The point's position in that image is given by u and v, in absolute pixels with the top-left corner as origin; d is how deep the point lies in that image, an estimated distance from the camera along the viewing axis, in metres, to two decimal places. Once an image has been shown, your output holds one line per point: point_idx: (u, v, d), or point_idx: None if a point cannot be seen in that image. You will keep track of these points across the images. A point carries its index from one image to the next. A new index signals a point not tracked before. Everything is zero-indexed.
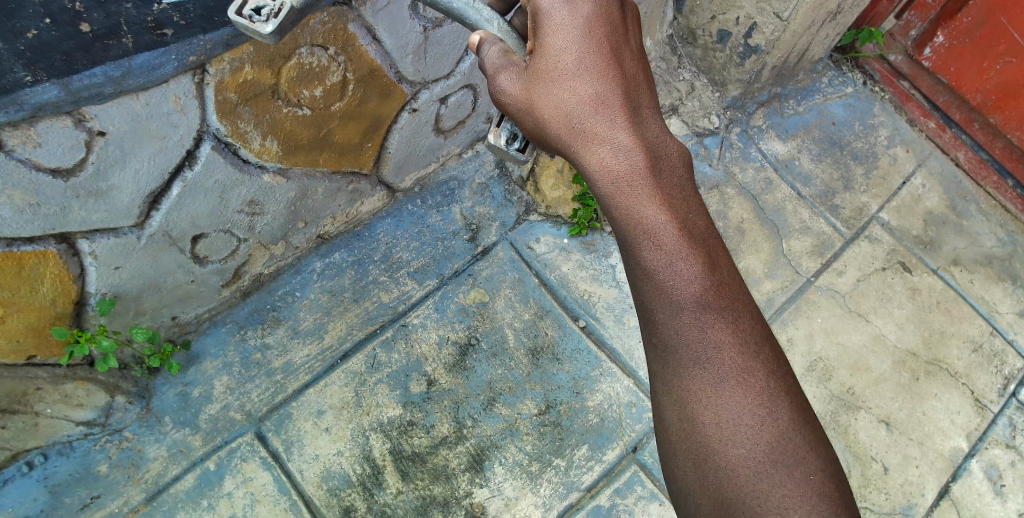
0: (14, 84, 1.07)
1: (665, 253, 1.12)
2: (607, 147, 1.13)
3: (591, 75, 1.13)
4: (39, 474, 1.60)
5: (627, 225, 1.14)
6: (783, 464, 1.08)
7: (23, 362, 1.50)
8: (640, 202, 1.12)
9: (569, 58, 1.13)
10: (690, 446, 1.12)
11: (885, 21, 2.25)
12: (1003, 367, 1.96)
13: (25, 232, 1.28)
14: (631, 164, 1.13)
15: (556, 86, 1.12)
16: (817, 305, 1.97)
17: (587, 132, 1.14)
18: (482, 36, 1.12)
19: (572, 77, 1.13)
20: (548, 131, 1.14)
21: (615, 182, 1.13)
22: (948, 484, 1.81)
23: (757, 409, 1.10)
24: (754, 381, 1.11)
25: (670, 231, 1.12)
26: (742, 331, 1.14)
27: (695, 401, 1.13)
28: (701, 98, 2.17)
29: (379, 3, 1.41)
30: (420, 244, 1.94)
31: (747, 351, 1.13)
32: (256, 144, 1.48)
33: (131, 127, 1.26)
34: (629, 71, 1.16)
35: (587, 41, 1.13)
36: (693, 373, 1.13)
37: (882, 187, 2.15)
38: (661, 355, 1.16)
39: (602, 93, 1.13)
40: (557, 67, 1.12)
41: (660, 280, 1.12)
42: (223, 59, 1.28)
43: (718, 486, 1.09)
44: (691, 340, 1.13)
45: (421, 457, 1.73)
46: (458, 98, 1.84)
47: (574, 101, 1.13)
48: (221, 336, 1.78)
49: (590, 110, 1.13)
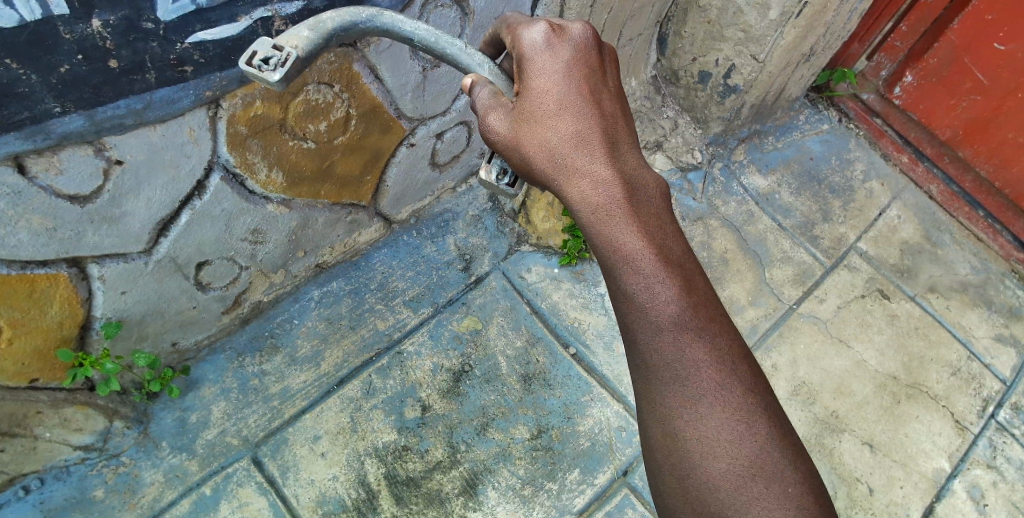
0: (43, 115, 1.15)
1: (644, 278, 1.18)
2: (588, 179, 1.20)
3: (571, 113, 1.21)
4: (35, 499, 1.62)
5: (608, 253, 1.20)
6: (763, 478, 1.13)
7: (25, 386, 1.54)
8: (619, 231, 1.19)
9: (551, 99, 1.21)
10: (673, 462, 1.17)
11: (857, 62, 2.39)
12: (981, 390, 2.02)
13: (39, 255, 1.34)
14: (610, 195, 1.20)
15: (539, 124, 1.20)
16: (800, 331, 2.03)
17: (570, 166, 1.20)
18: (473, 79, 1.22)
19: (554, 117, 1.21)
20: (532, 165, 1.22)
21: (596, 212, 1.20)
22: (932, 505, 1.85)
23: (735, 426, 1.15)
24: (733, 399, 1.17)
25: (648, 258, 1.19)
26: (718, 351, 1.19)
27: (676, 419, 1.18)
28: (684, 135, 2.27)
29: (382, 45, 1.50)
30: (415, 274, 2.01)
31: (724, 371, 1.18)
32: (262, 175, 1.55)
33: (147, 157, 1.33)
34: (606, 110, 1.25)
35: (567, 84, 1.22)
36: (675, 393, 1.18)
37: (859, 218, 2.25)
38: (644, 377, 1.22)
39: (581, 129, 1.21)
40: (539, 107, 1.21)
41: (639, 304, 1.19)
42: (237, 95, 1.36)
43: (701, 501, 1.14)
44: (671, 362, 1.18)
45: (415, 481, 1.76)
46: (454, 134, 1.93)
47: (555, 138, 1.20)
48: (220, 363, 1.82)
49: (571, 145, 1.20)
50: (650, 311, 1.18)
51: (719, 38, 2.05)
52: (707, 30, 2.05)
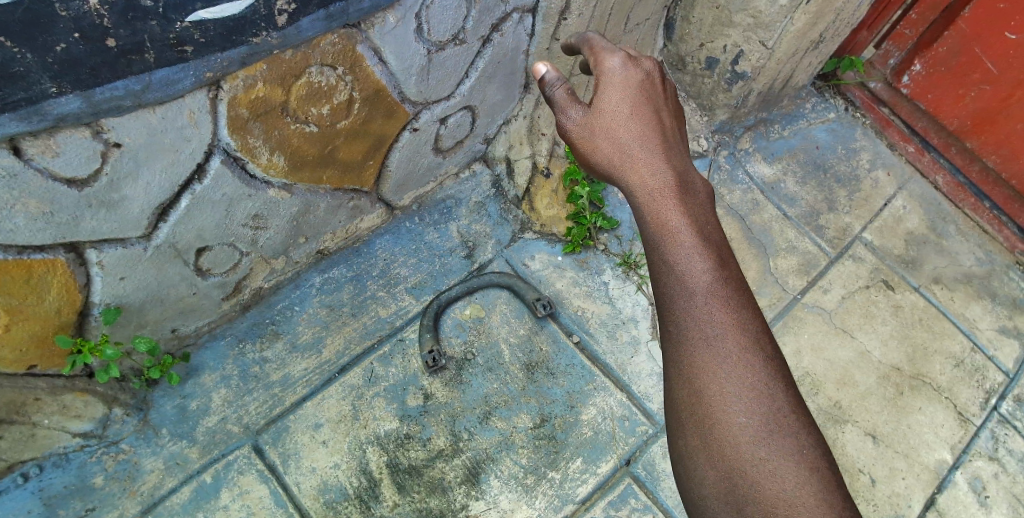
0: (39, 95, 1.12)
1: (685, 249, 1.25)
2: (646, 165, 1.34)
3: (635, 112, 1.38)
4: (34, 486, 1.61)
5: (653, 229, 1.29)
6: (783, 448, 1.12)
7: (24, 372, 1.53)
8: (666, 207, 1.29)
9: (619, 97, 1.38)
10: (697, 419, 1.18)
11: (865, 50, 2.35)
12: (984, 382, 2.02)
13: (36, 240, 1.32)
14: (666, 183, 1.32)
15: (611, 119, 1.38)
16: (804, 322, 2.02)
17: (630, 152, 1.36)
18: (551, 77, 1.44)
19: (621, 111, 1.38)
20: (600, 151, 1.39)
21: (648, 191, 1.32)
22: (934, 496, 1.85)
23: (759, 397, 1.16)
24: (757, 371, 1.18)
25: (689, 234, 1.27)
26: (746, 325, 1.21)
27: (702, 378, 1.19)
28: (690, 122, 2.23)
29: (386, 26, 1.47)
30: (418, 261, 1.98)
31: (751, 345, 1.20)
32: (263, 159, 1.52)
33: (147, 141, 1.30)
34: (667, 121, 1.40)
35: (635, 89, 1.39)
36: (702, 359, 1.19)
37: (864, 208, 2.23)
38: (674, 345, 1.24)
39: (647, 127, 1.37)
40: (609, 101, 1.38)
41: (676, 271, 1.24)
42: (237, 76, 1.32)
43: (723, 465, 1.14)
44: (702, 329, 1.21)
45: (417, 470, 1.75)
46: (458, 118, 1.88)
47: (625, 131, 1.37)
48: (220, 349, 1.80)
49: (636, 137, 1.36)
50: (688, 278, 1.23)
51: (728, 24, 2.01)
52: (715, 16, 2.01)
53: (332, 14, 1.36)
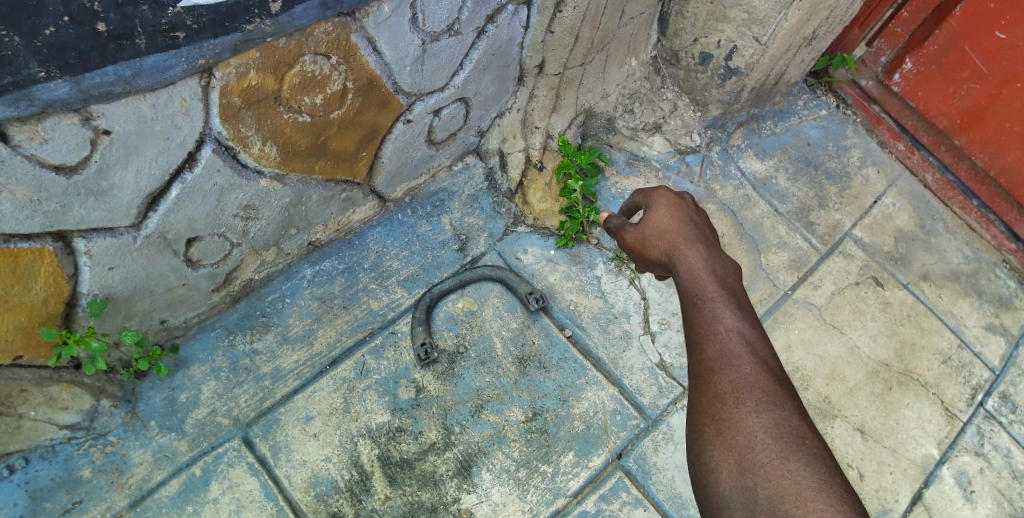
0: (27, 80, 1.10)
1: (715, 306, 1.34)
2: (688, 254, 1.43)
3: (676, 214, 1.50)
4: (19, 479, 1.59)
5: (686, 295, 1.39)
6: (799, 454, 1.12)
7: (9, 363, 1.50)
8: (703, 279, 1.39)
9: (665, 207, 1.51)
10: (716, 422, 1.21)
11: (857, 48, 2.37)
12: (971, 378, 2.05)
13: (24, 229, 1.29)
14: (704, 268, 1.41)
15: (657, 223, 1.50)
16: (794, 317, 2.04)
17: (675, 243, 1.46)
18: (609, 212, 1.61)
19: (664, 213, 1.50)
20: (648, 247, 1.50)
21: (691, 277, 1.40)
22: (921, 490, 1.88)
23: (776, 411, 1.18)
24: (776, 391, 1.21)
25: (720, 296, 1.35)
26: (766, 357, 1.27)
27: (724, 390, 1.23)
28: (683, 117, 2.23)
29: (381, 16, 1.46)
30: (410, 253, 1.97)
31: (769, 371, 1.24)
32: (255, 149, 1.50)
33: (137, 128, 1.28)
34: (709, 231, 1.50)
35: (680, 203, 1.52)
36: (724, 380, 1.24)
37: (854, 205, 2.25)
38: (699, 375, 1.29)
39: (684, 223, 1.48)
40: (656, 208, 1.52)
41: (704, 317, 1.33)
42: (230, 64, 1.31)
43: (743, 471, 1.14)
44: (725, 356, 1.27)
45: (409, 463, 1.74)
46: (451, 110, 1.87)
47: (664, 229, 1.48)
48: (210, 341, 1.79)
49: (677, 234, 1.47)
50: (714, 322, 1.32)
51: (722, 19, 2.01)
52: (710, 11, 2.02)
53: (326, 2, 1.34)
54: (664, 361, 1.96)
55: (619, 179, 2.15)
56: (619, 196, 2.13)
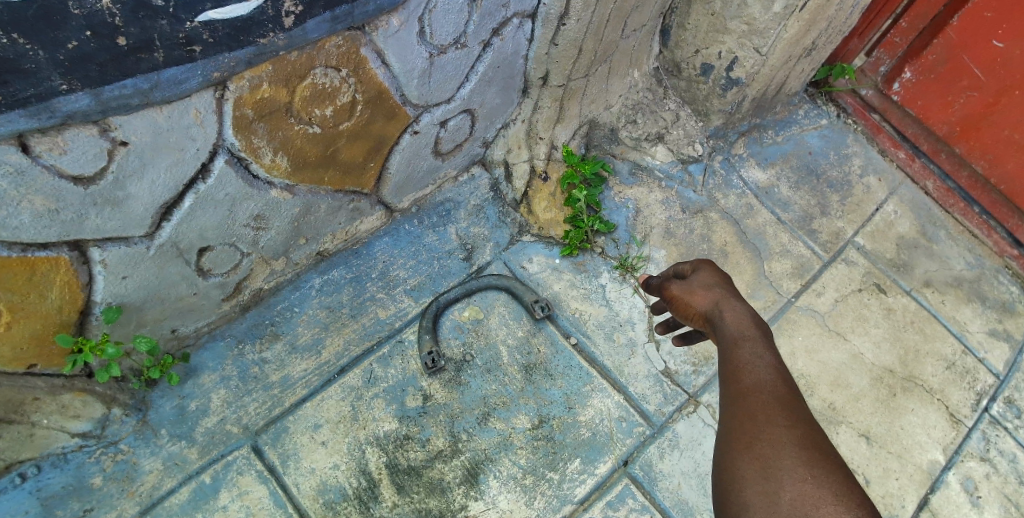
0: (49, 92, 1.13)
1: (751, 342, 1.28)
2: (733, 308, 1.34)
3: (720, 277, 1.41)
4: (31, 486, 1.61)
5: (725, 334, 1.30)
6: (824, 467, 1.10)
7: (23, 371, 1.53)
8: (742, 321, 1.31)
9: (708, 272, 1.43)
10: (743, 435, 1.17)
11: (856, 58, 2.40)
12: (975, 383, 2.06)
13: (41, 237, 1.32)
14: (750, 317, 1.32)
15: (702, 285, 1.40)
16: (798, 323, 2.05)
17: (721, 298, 1.36)
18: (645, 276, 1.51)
19: (710, 277, 1.41)
20: (691, 305, 1.39)
21: (739, 332, 1.30)
22: (927, 496, 1.88)
23: (804, 428, 1.16)
24: (802, 413, 1.19)
25: (755, 333, 1.30)
26: (796, 386, 1.24)
27: (751, 409, 1.19)
28: (685, 127, 2.26)
29: (390, 29, 1.50)
30: (417, 262, 2.00)
31: (799, 395, 1.22)
32: (266, 160, 1.53)
33: (153, 139, 1.31)
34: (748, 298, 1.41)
35: (721, 273, 1.43)
36: (755, 399, 1.20)
37: (856, 213, 2.26)
38: (727, 394, 1.24)
39: (729, 283, 1.41)
40: (699, 274, 1.43)
41: (744, 354, 1.26)
42: (243, 77, 1.34)
43: (767, 478, 1.11)
44: (759, 380, 1.23)
45: (416, 471, 1.76)
46: (458, 122, 1.90)
47: (709, 284, 1.40)
48: (219, 350, 1.81)
49: (726, 292, 1.37)
50: (754, 359, 1.26)
51: (723, 31, 2.05)
52: (710, 23, 2.05)
53: (337, 16, 1.38)
54: (669, 368, 1.97)
55: (623, 189, 2.18)
56: (622, 206, 2.16)
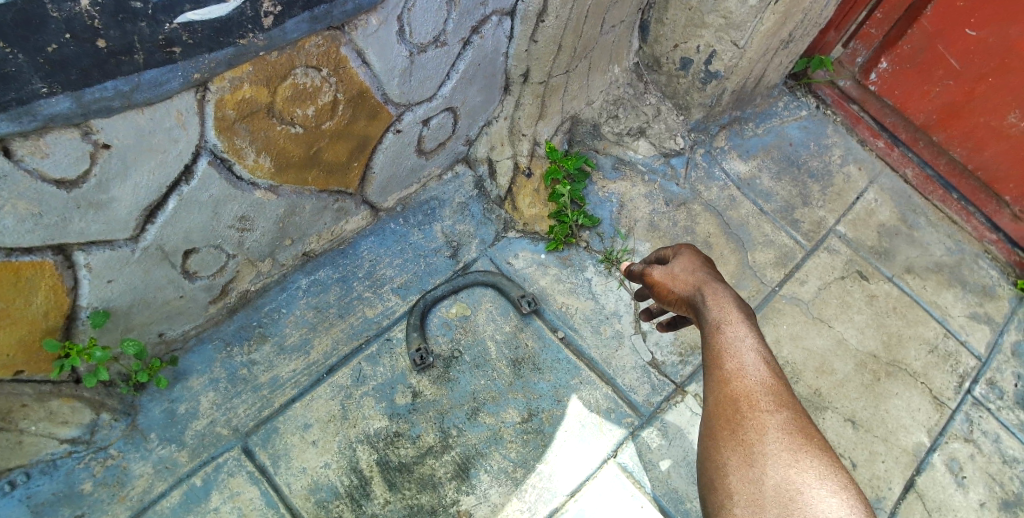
0: (30, 96, 1.14)
1: (734, 326, 1.28)
2: (715, 293, 1.34)
3: (701, 263, 1.42)
4: (21, 493, 1.61)
5: (708, 319, 1.31)
6: (808, 452, 1.12)
7: (10, 378, 1.53)
8: (723, 304, 1.31)
9: (690, 257, 1.44)
10: (727, 424, 1.19)
11: (834, 50, 2.42)
12: (958, 366, 2.08)
13: (24, 242, 1.32)
14: (732, 301, 1.32)
15: (684, 271, 1.41)
16: (782, 312, 2.08)
17: (703, 283, 1.37)
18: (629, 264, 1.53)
19: (691, 263, 1.42)
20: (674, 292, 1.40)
21: (721, 315, 1.30)
22: (913, 478, 1.91)
23: (788, 412, 1.17)
24: (786, 397, 1.20)
25: (738, 317, 1.30)
26: (780, 368, 1.24)
27: (735, 394, 1.20)
28: (667, 121, 2.29)
29: (369, 28, 1.51)
30: (403, 261, 2.01)
31: (783, 378, 1.22)
32: (250, 161, 1.54)
33: (135, 141, 1.32)
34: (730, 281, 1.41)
35: (702, 257, 1.44)
36: (739, 385, 1.21)
37: (837, 202, 2.29)
38: (711, 379, 1.25)
39: (711, 268, 1.42)
40: (681, 260, 1.43)
41: (727, 338, 1.27)
42: (224, 78, 1.35)
43: (752, 465, 1.13)
44: (742, 365, 1.23)
45: (407, 467, 1.77)
46: (440, 120, 1.91)
47: (691, 271, 1.40)
48: (208, 353, 1.81)
49: (707, 276, 1.38)
50: (737, 343, 1.26)
51: (700, 25, 2.07)
52: (688, 17, 2.07)
53: (316, 16, 1.39)
54: (656, 359, 1.99)
55: (607, 184, 2.20)
56: (607, 200, 2.18)
